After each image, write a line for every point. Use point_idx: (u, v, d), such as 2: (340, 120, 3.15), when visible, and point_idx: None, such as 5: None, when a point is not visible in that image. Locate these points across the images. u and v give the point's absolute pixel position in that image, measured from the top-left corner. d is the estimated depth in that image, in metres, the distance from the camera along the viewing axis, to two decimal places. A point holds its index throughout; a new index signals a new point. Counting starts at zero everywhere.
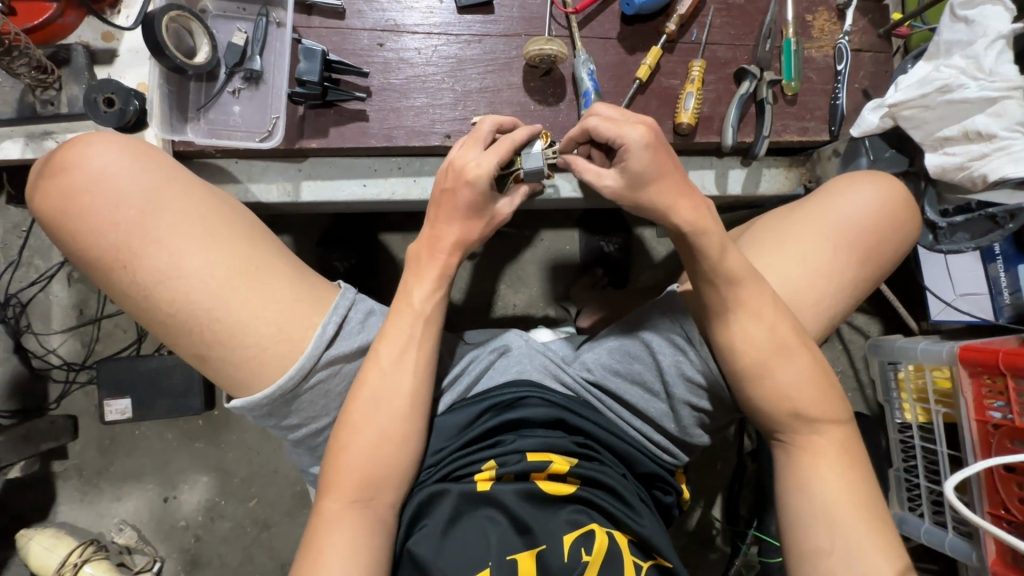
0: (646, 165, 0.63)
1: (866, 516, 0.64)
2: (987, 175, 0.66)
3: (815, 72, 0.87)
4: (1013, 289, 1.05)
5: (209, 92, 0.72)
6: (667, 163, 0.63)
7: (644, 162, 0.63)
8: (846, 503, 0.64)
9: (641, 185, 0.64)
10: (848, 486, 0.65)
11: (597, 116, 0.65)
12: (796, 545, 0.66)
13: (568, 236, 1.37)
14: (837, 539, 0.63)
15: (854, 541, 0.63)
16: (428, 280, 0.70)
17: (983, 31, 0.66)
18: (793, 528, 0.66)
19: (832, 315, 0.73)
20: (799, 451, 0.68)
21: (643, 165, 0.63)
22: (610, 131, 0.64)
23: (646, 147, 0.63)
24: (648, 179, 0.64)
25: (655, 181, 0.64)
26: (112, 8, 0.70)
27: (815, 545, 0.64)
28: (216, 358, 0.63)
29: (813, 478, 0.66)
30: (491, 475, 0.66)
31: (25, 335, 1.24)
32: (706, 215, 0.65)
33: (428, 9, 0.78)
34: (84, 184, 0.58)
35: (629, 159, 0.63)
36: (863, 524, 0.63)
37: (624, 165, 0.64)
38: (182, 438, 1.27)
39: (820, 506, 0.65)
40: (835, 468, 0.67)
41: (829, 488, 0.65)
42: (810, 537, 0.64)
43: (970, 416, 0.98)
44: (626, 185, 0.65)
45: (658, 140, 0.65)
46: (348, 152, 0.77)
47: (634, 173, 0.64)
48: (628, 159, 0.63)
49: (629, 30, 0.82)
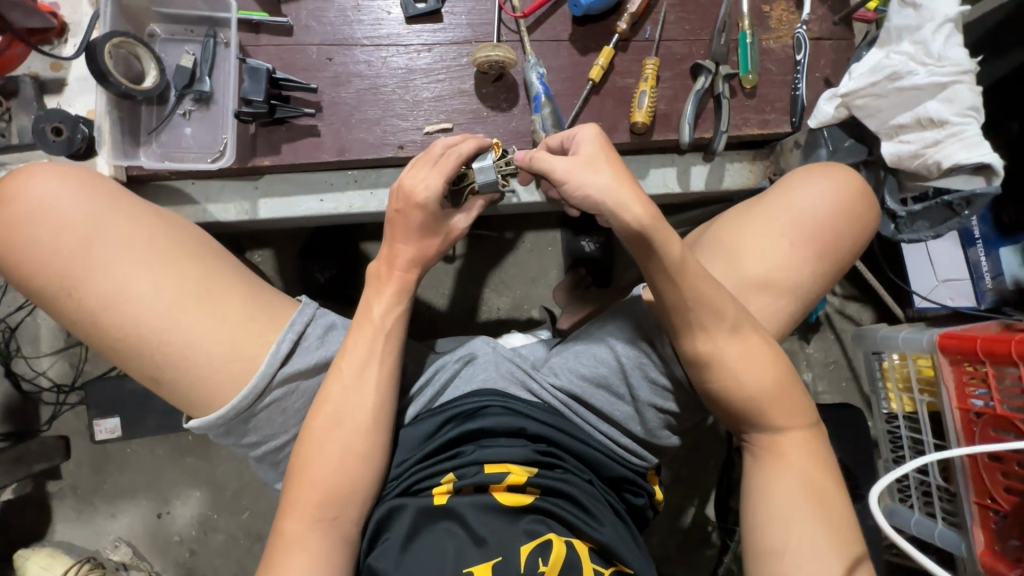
0: (596, 146, 0.62)
1: (824, 516, 0.63)
2: (941, 162, 0.65)
3: (774, 63, 0.85)
4: (995, 272, 1.04)
5: (160, 115, 0.74)
6: (614, 156, 0.62)
7: (594, 144, 0.62)
8: (804, 502, 0.64)
9: (592, 163, 0.61)
10: (807, 486, 0.65)
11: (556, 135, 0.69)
12: (753, 545, 0.65)
13: (549, 237, 1.37)
14: (792, 539, 0.62)
15: (809, 540, 0.62)
16: (388, 294, 0.70)
17: (931, 15, 0.65)
18: (749, 528, 0.66)
19: (792, 311, 0.72)
20: (763, 451, 0.68)
21: (592, 150, 0.62)
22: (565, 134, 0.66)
23: (597, 131, 0.63)
24: (598, 159, 0.61)
25: (606, 162, 0.61)
26: (59, 37, 0.72)
27: (769, 545, 0.63)
28: (169, 380, 0.63)
29: (773, 478, 0.66)
30: (448, 488, 0.66)
31: (15, 359, 1.26)
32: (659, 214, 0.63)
33: (376, 21, 0.78)
34: (29, 215, 0.59)
35: (579, 148, 0.63)
36: (820, 525, 0.63)
37: (576, 150, 0.63)
38: (172, 454, 1.28)
39: (777, 505, 0.64)
40: (795, 468, 0.66)
41: (787, 488, 0.65)
42: (767, 536, 0.64)
43: (952, 404, 0.96)
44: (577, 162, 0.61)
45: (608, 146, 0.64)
46: (303, 167, 0.77)
47: (584, 154, 0.62)
48: (579, 143, 0.63)
49: (580, 31, 0.81)
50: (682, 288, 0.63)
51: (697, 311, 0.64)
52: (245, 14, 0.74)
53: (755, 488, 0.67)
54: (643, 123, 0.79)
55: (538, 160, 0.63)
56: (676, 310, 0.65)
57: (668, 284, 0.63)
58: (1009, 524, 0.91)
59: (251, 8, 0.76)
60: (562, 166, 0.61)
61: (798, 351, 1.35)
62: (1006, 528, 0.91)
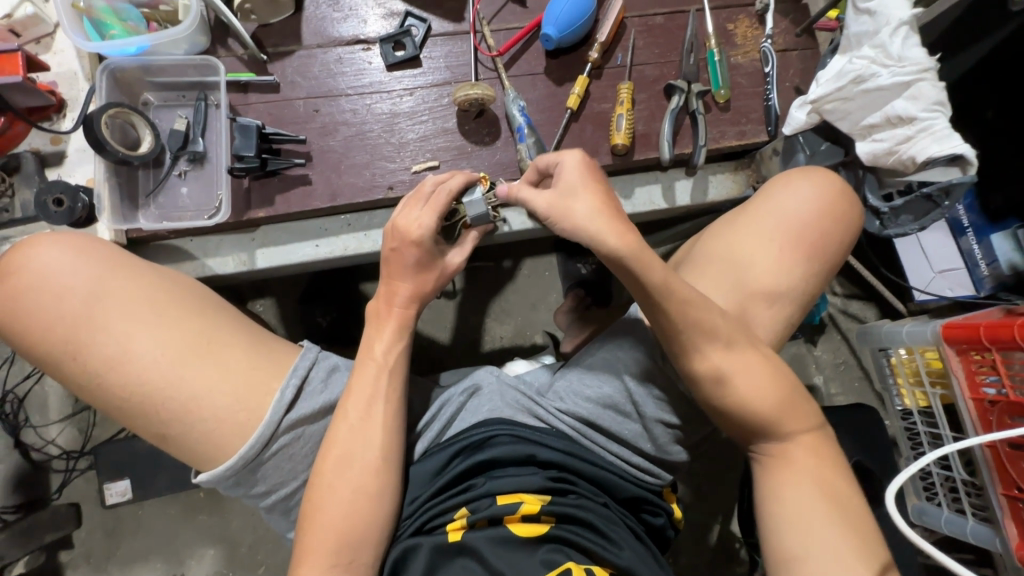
0: (576, 174, 0.64)
1: (841, 518, 0.62)
2: (916, 157, 0.67)
3: (744, 77, 0.88)
4: (989, 259, 1.04)
5: (157, 178, 0.76)
6: (596, 184, 0.64)
7: (576, 171, 0.64)
8: (817, 506, 0.63)
9: (572, 195, 0.63)
10: (818, 489, 0.64)
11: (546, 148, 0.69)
12: (773, 553, 0.64)
13: (546, 262, 1.38)
14: (810, 544, 0.61)
15: (828, 543, 0.60)
16: (389, 332, 0.71)
17: (886, 20, 0.68)
18: (766, 536, 0.65)
19: (789, 315, 0.73)
20: (770, 457, 0.68)
21: (574, 178, 0.64)
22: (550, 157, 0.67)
23: (579, 157, 0.65)
24: (579, 189, 0.63)
25: (584, 192, 0.63)
26: (58, 112, 0.75)
27: (789, 551, 0.62)
28: (175, 435, 0.64)
29: (784, 483, 0.65)
30: (462, 523, 0.65)
31: (24, 429, 1.26)
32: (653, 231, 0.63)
33: (358, 71, 0.81)
34: (31, 284, 0.61)
35: (561, 177, 0.65)
36: (836, 528, 0.61)
37: (558, 180, 0.65)
38: (185, 512, 1.26)
39: (792, 511, 0.63)
40: (803, 471, 0.65)
41: (799, 492, 0.64)
42: (785, 542, 0.63)
43: (965, 395, 0.95)
44: (554, 198, 0.64)
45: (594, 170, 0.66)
46: (297, 216, 0.80)
47: (564, 184, 0.64)
48: (561, 171, 0.64)
49: (554, 63, 0.84)
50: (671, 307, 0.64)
51: (692, 319, 0.64)
52: (233, 76, 0.78)
53: (765, 495, 0.67)
54: (624, 144, 0.81)
55: (522, 194, 0.66)
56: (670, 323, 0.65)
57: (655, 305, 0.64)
58: None
59: (238, 70, 0.80)
60: (543, 202, 0.64)
61: (805, 354, 1.34)
62: None
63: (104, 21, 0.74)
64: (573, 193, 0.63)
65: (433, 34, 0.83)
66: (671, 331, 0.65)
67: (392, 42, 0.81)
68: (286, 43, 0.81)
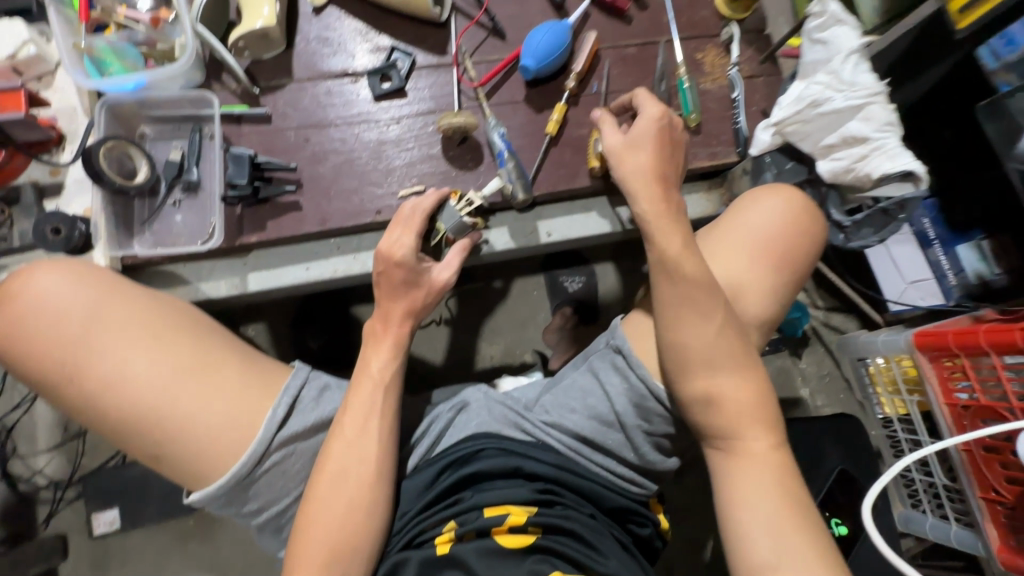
0: (648, 129, 0.73)
1: (802, 522, 0.63)
2: (871, 173, 0.72)
3: (714, 102, 0.93)
4: (957, 270, 1.09)
5: (152, 206, 0.79)
6: (662, 142, 0.73)
7: (652, 126, 0.73)
8: (781, 511, 0.64)
9: (638, 145, 0.73)
10: (779, 493, 0.65)
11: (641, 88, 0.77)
12: (742, 561, 0.64)
13: (534, 282, 1.41)
14: (774, 549, 0.62)
15: (795, 547, 0.62)
16: (381, 350, 0.73)
17: (838, 49, 0.74)
18: (733, 543, 0.65)
19: (760, 324, 0.77)
20: (736, 464, 0.68)
21: (644, 129, 0.73)
22: (642, 101, 0.76)
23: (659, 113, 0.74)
24: (645, 142, 0.73)
25: (645, 149, 0.73)
26: (57, 145, 0.78)
27: (754, 557, 0.63)
28: (168, 455, 0.66)
29: (744, 489, 0.66)
30: (450, 536, 0.66)
31: (12, 459, 1.25)
32: None
33: (347, 102, 0.85)
34: (30, 310, 0.63)
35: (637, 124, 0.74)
36: (800, 532, 0.63)
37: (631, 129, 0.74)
38: (173, 541, 1.25)
39: (756, 518, 0.64)
40: (766, 477, 0.66)
41: (764, 499, 0.65)
42: (755, 549, 0.63)
43: (940, 401, 0.98)
44: (621, 143, 0.73)
45: (668, 125, 0.74)
46: (289, 240, 0.83)
47: (633, 135, 0.73)
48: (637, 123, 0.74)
49: (533, 91, 0.89)
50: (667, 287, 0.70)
51: (668, 327, 0.70)
52: (227, 108, 0.81)
53: (729, 504, 0.67)
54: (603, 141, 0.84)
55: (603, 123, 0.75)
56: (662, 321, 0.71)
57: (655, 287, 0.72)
58: (1019, 516, 0.90)
59: (232, 103, 0.83)
60: (613, 139, 0.74)
61: (790, 367, 1.37)
62: (1017, 519, 0.90)
63: (103, 59, 0.78)
64: (637, 146, 0.73)
65: (418, 66, 0.87)
66: None
67: (379, 74, 0.86)
68: (278, 78, 0.85)
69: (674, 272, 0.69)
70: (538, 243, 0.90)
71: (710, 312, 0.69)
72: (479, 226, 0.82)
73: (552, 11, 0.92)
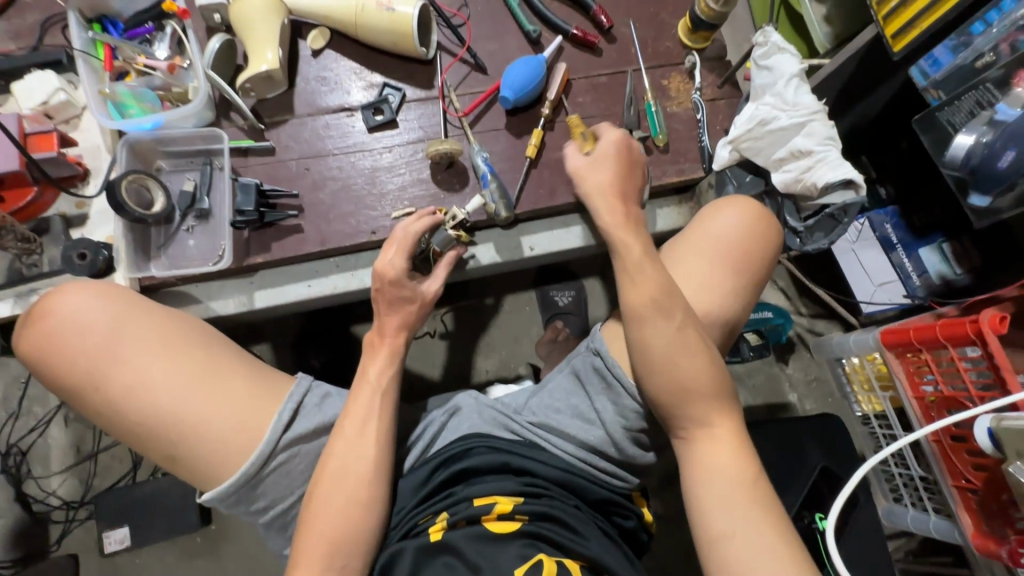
0: (608, 152, 0.86)
1: (758, 498, 0.70)
2: (817, 182, 0.81)
3: (680, 124, 1.01)
4: (919, 270, 1.17)
5: (168, 232, 0.87)
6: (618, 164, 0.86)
7: (611, 148, 0.86)
8: (738, 489, 0.70)
9: (599, 165, 0.86)
10: (740, 474, 0.72)
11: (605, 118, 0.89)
12: (703, 535, 0.70)
13: (526, 298, 1.47)
14: (739, 528, 0.68)
15: (750, 519, 0.68)
16: (380, 359, 0.79)
17: (781, 74, 0.85)
18: (696, 520, 0.71)
19: (727, 323, 0.83)
20: (694, 448, 0.74)
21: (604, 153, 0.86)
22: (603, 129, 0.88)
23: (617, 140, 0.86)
24: (605, 162, 0.86)
25: (602, 172, 0.85)
26: (83, 180, 0.86)
27: (720, 535, 0.69)
28: (183, 456, 0.72)
29: (710, 475, 0.72)
30: (442, 525, 0.72)
31: (26, 481, 1.30)
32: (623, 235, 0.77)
33: (344, 134, 0.94)
34: (60, 327, 0.70)
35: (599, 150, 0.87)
36: (755, 506, 0.69)
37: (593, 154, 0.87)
38: (181, 558, 1.28)
39: (726, 501, 0.70)
40: (733, 464, 0.72)
41: (724, 480, 0.71)
42: (714, 522, 0.70)
43: (908, 394, 1.04)
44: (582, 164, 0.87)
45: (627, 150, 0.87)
46: (291, 260, 0.90)
47: (594, 157, 0.86)
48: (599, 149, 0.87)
49: (514, 119, 0.97)
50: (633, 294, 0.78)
51: (641, 328, 0.76)
52: (235, 143, 0.90)
53: (696, 487, 0.73)
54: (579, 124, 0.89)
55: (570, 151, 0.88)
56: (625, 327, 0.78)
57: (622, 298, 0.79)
58: (989, 502, 0.95)
59: (239, 138, 0.92)
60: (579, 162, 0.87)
61: (777, 373, 1.41)
62: (986, 505, 0.95)
63: (125, 102, 0.87)
64: (596, 169, 0.85)
65: (407, 100, 0.96)
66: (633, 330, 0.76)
67: (373, 108, 0.94)
68: (280, 114, 0.93)
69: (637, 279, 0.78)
70: (521, 256, 0.98)
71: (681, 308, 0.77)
72: (463, 240, 0.91)
73: (528, 47, 1.01)
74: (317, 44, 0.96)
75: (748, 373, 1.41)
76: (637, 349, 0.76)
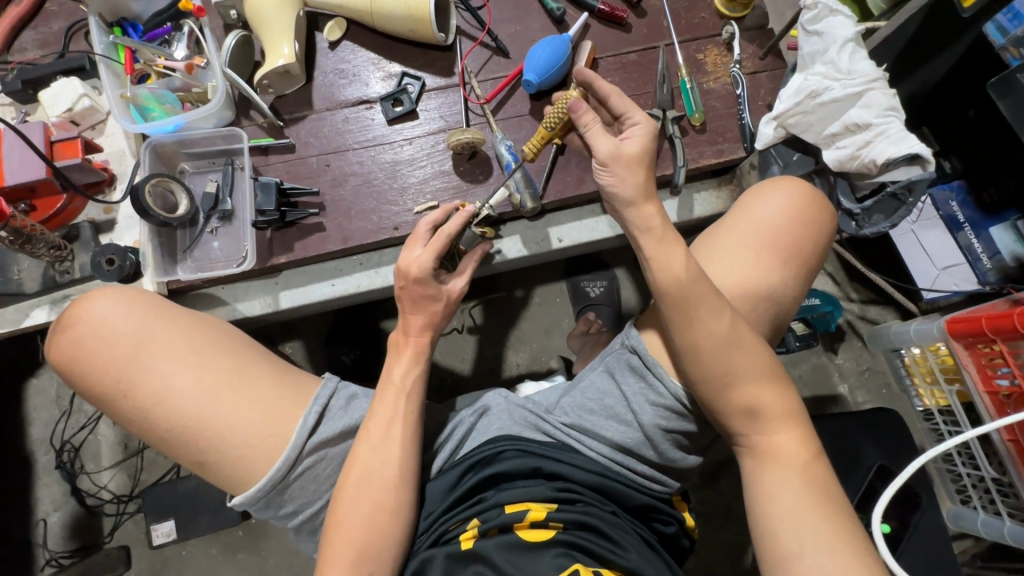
0: (632, 146, 0.71)
1: (829, 512, 0.64)
2: (876, 158, 0.74)
3: (718, 100, 0.93)
4: (990, 252, 1.09)
5: (192, 234, 0.87)
6: (640, 156, 0.71)
7: (637, 137, 0.72)
8: (804, 499, 0.65)
9: (629, 162, 0.70)
10: (799, 477, 0.66)
11: (611, 91, 0.74)
12: (768, 552, 0.65)
13: (556, 289, 1.43)
14: (803, 541, 0.63)
15: (819, 535, 0.62)
16: (406, 358, 0.77)
17: (832, 39, 0.79)
18: (759, 536, 0.66)
19: (774, 315, 0.77)
20: (756, 462, 0.69)
21: (640, 143, 0.71)
22: (621, 108, 0.74)
23: (647, 117, 0.73)
24: (633, 158, 0.71)
25: (630, 171, 0.70)
26: (110, 185, 0.88)
27: (783, 549, 0.64)
28: (212, 461, 0.72)
29: (768, 480, 0.67)
30: (474, 533, 0.69)
31: (80, 476, 1.35)
32: (656, 224, 0.70)
33: (363, 127, 0.91)
34: (88, 335, 0.71)
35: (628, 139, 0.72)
36: (828, 522, 0.63)
37: (626, 138, 0.72)
38: (225, 551, 1.31)
39: (785, 509, 0.65)
40: (793, 471, 0.67)
41: (790, 489, 0.66)
42: (779, 540, 0.64)
43: (979, 389, 0.95)
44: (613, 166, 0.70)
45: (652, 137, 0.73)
46: (315, 259, 0.89)
47: (639, 147, 0.71)
48: (633, 134, 0.72)
49: (538, 104, 0.92)
50: (681, 291, 0.68)
51: (688, 326, 0.68)
52: (255, 141, 0.88)
53: (755, 495, 0.68)
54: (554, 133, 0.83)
55: (593, 137, 0.71)
56: (668, 333, 0.70)
57: (658, 302, 0.70)
58: None
59: (259, 136, 0.90)
60: (609, 149, 0.70)
61: (828, 363, 1.31)
62: None
63: (147, 105, 0.86)
64: (629, 175, 0.70)
65: (427, 89, 0.93)
66: (672, 316, 0.69)
67: (392, 99, 0.91)
68: (300, 110, 0.91)
69: (664, 273, 0.68)
70: (550, 249, 0.94)
71: (725, 305, 0.69)
72: (489, 236, 0.90)
73: (551, 26, 0.95)
74: (333, 36, 0.93)
75: (794, 364, 1.32)
76: (681, 349, 0.69)
